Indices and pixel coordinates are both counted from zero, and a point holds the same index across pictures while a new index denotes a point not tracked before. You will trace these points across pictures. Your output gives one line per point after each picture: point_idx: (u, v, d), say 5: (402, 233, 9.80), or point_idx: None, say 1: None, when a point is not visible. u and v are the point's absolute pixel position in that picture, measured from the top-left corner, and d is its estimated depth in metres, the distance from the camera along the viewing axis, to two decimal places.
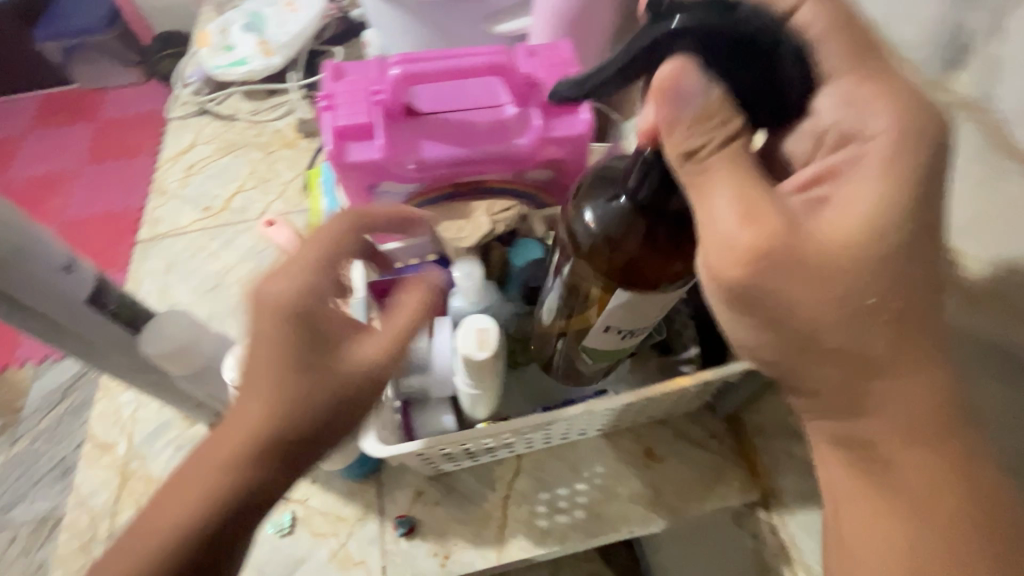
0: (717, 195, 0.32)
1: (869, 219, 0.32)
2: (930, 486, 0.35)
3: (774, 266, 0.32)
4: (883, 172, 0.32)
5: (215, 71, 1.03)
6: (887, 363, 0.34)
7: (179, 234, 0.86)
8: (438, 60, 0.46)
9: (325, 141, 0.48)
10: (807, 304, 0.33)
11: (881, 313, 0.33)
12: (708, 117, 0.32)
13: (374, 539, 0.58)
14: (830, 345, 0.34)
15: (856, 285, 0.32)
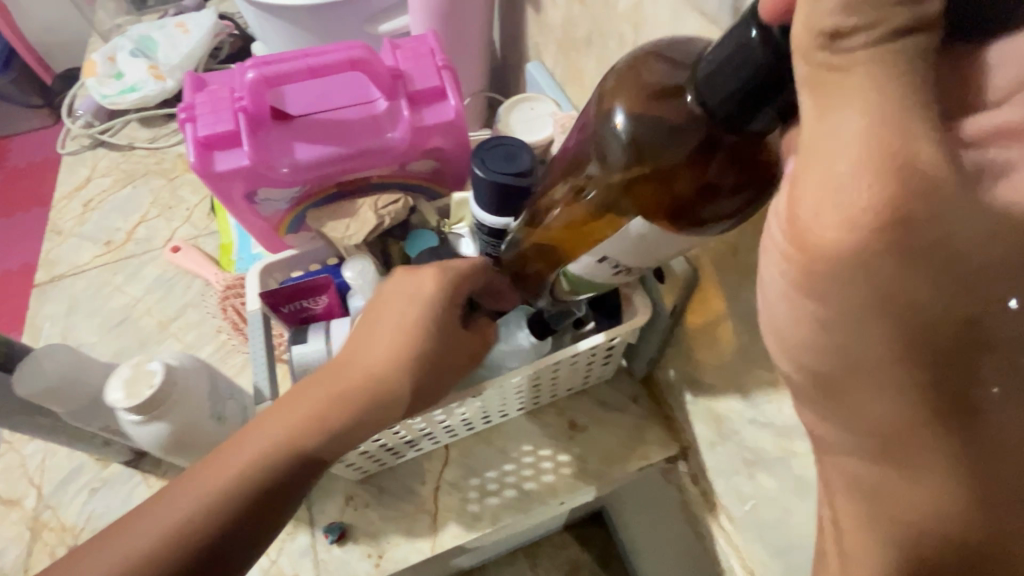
0: (844, 116, 0.20)
1: (1014, 217, 0.19)
2: (951, 525, 0.24)
3: (898, 262, 0.21)
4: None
5: (104, 101, 0.99)
6: (969, 395, 0.22)
7: (80, 273, 0.83)
8: (294, 62, 0.47)
9: (189, 152, 0.47)
10: (879, 321, 0.22)
11: (983, 360, 0.21)
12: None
13: (306, 551, 0.58)
14: (926, 376, 0.22)
15: (968, 317, 0.21)
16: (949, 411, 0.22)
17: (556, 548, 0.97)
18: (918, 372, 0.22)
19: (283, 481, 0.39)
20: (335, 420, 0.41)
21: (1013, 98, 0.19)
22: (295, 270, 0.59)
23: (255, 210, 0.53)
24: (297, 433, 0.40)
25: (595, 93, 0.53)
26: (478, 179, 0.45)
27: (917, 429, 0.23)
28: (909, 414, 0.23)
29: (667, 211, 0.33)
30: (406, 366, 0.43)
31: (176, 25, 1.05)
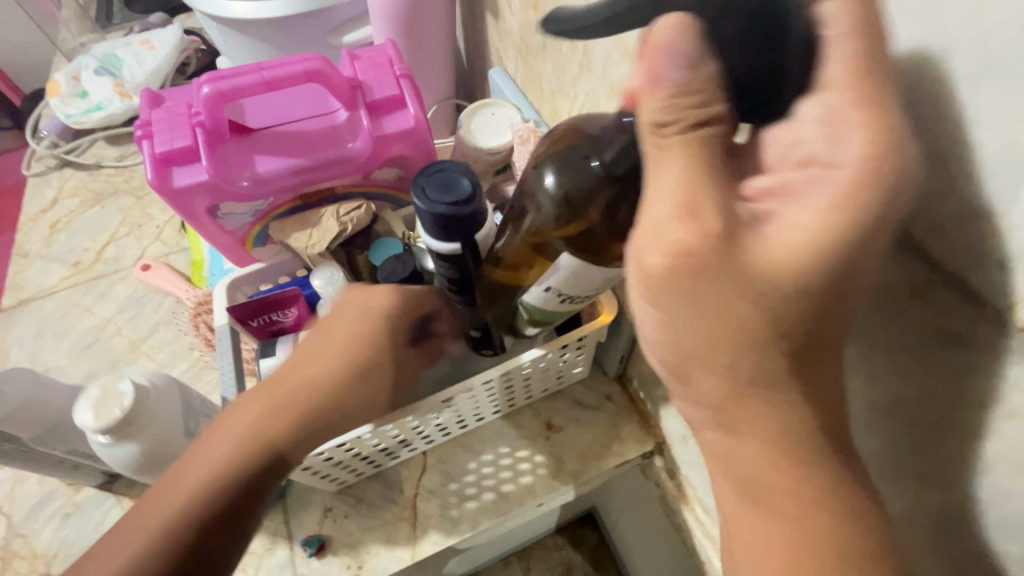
0: (665, 175, 0.26)
1: (805, 246, 0.24)
2: (795, 498, 0.28)
3: (696, 277, 0.26)
4: (843, 190, 0.23)
5: (69, 120, 0.98)
6: (770, 374, 0.27)
7: (49, 295, 0.81)
8: (250, 76, 0.47)
9: (147, 170, 0.47)
10: (700, 321, 0.27)
11: (778, 347, 0.26)
12: (692, 91, 0.24)
13: (284, 566, 0.57)
14: (735, 370, 0.27)
15: (761, 313, 0.26)
16: (757, 387, 0.27)
17: (549, 550, 0.98)
18: (738, 360, 0.27)
19: (284, 444, 0.42)
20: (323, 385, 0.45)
21: (782, 165, 0.25)
22: (263, 283, 0.58)
23: (218, 225, 0.53)
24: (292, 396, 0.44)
25: (554, 97, 0.54)
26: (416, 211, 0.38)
27: (748, 419, 0.28)
28: (729, 390, 0.28)
29: (585, 244, 0.36)
30: (359, 364, 0.47)
31: (142, 42, 1.04)
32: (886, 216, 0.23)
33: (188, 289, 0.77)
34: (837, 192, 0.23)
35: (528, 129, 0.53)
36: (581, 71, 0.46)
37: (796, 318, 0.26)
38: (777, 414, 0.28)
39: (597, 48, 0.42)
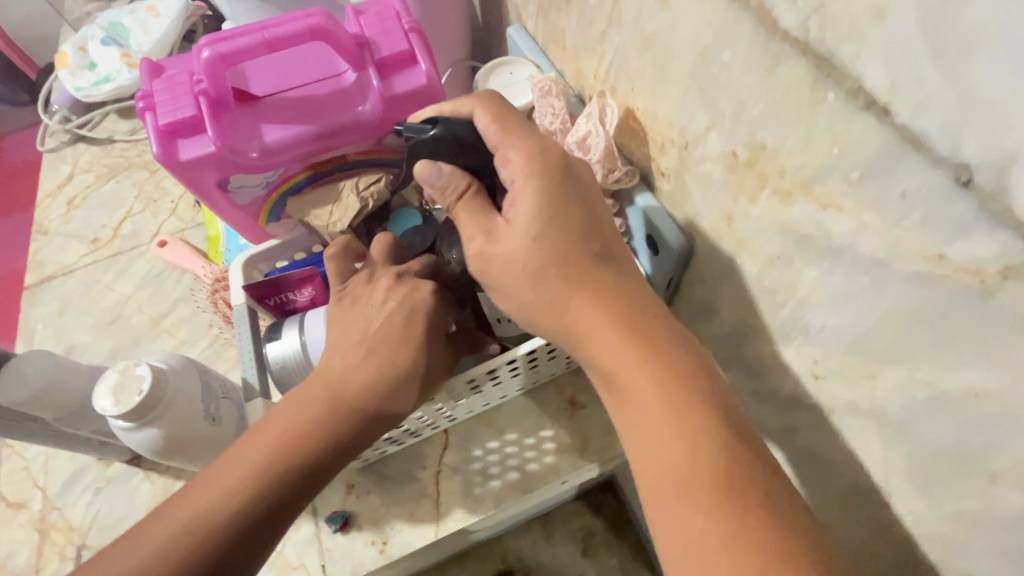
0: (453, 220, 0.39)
1: (532, 216, 0.35)
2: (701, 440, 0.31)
3: (488, 262, 0.37)
4: (527, 169, 0.36)
5: (78, 94, 0.96)
6: (566, 299, 0.35)
7: (70, 272, 0.82)
8: (250, 37, 0.44)
9: (151, 143, 0.45)
10: (508, 286, 0.36)
11: (563, 275, 0.35)
12: (447, 189, 0.39)
13: (310, 541, 0.58)
14: (553, 309, 0.36)
15: (531, 256, 0.35)
16: (560, 312, 0.35)
17: (569, 514, 0.91)
18: (552, 299, 0.35)
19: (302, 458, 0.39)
20: (341, 398, 0.40)
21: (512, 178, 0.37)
22: (280, 260, 0.57)
23: (230, 200, 0.51)
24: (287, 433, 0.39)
25: (577, 55, 0.49)
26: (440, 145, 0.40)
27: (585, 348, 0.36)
28: (557, 318, 0.36)
29: None
30: (408, 342, 0.42)
31: (147, 9, 1.00)
32: (559, 195, 0.36)
33: (204, 265, 0.77)
34: (534, 172, 0.36)
35: (549, 80, 0.49)
36: (608, 25, 0.42)
37: (575, 250, 0.36)
38: (600, 311, 0.35)
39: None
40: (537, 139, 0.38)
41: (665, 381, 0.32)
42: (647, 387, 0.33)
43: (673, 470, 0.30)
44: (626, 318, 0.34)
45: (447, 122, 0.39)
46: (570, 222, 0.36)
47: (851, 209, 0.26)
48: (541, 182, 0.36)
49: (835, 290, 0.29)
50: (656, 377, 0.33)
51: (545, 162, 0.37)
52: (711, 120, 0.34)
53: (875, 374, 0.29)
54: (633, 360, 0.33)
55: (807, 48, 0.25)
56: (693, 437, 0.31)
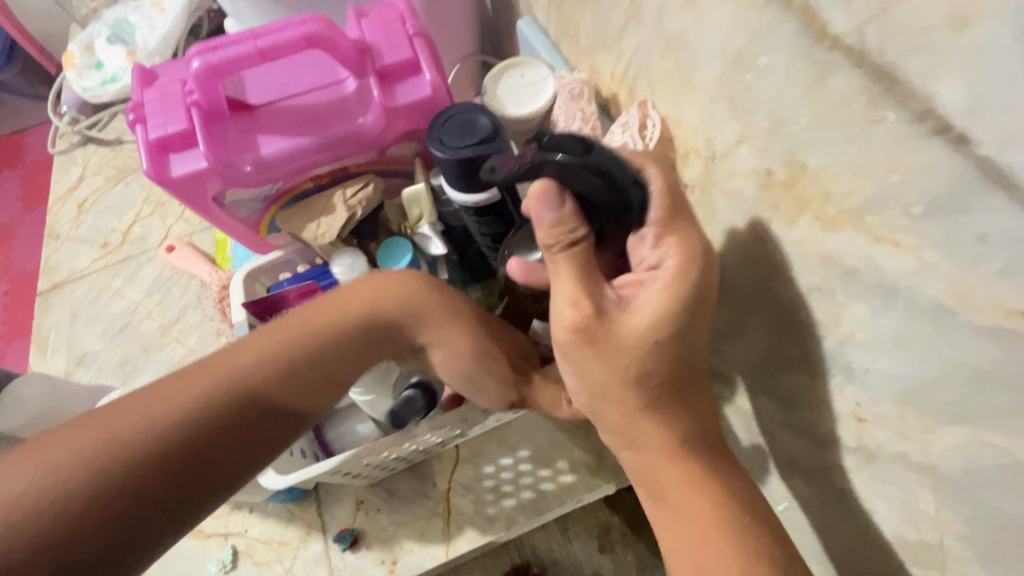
0: (559, 282, 0.33)
1: (661, 312, 0.32)
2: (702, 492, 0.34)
3: (595, 340, 0.33)
4: (673, 279, 0.32)
5: (86, 95, 0.95)
6: (655, 402, 0.34)
7: (81, 278, 0.81)
8: (242, 46, 0.41)
9: (142, 158, 0.43)
10: (598, 367, 0.33)
11: (662, 380, 0.34)
12: (562, 225, 0.32)
13: (320, 558, 0.56)
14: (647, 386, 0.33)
15: (645, 358, 0.33)
16: (646, 413, 0.34)
17: (584, 511, 0.85)
18: (652, 386, 0.34)
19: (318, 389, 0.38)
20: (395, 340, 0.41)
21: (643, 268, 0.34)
22: (283, 273, 0.55)
23: (227, 214, 0.48)
24: (324, 343, 0.38)
25: (593, 52, 0.45)
26: (441, 162, 0.42)
27: (644, 415, 0.34)
28: (629, 414, 0.34)
29: None
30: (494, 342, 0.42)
31: (152, 5, 0.97)
32: (697, 298, 0.33)
33: (211, 271, 0.75)
34: (673, 270, 0.32)
35: (579, 82, 0.45)
36: (626, 22, 0.38)
37: (679, 358, 0.34)
38: (678, 415, 0.34)
39: None
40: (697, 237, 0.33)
41: (703, 479, 0.34)
42: (680, 475, 0.34)
43: (688, 542, 0.33)
44: (687, 423, 0.35)
45: (602, 151, 0.31)
46: (698, 327, 0.33)
47: (911, 246, 0.22)
48: (678, 296, 0.32)
49: (886, 332, 0.26)
50: (694, 476, 0.34)
51: (690, 272, 0.33)
52: (743, 132, 0.30)
53: (931, 429, 0.25)
54: (686, 453, 0.34)
55: (864, 59, 0.21)
56: (713, 521, 0.33)
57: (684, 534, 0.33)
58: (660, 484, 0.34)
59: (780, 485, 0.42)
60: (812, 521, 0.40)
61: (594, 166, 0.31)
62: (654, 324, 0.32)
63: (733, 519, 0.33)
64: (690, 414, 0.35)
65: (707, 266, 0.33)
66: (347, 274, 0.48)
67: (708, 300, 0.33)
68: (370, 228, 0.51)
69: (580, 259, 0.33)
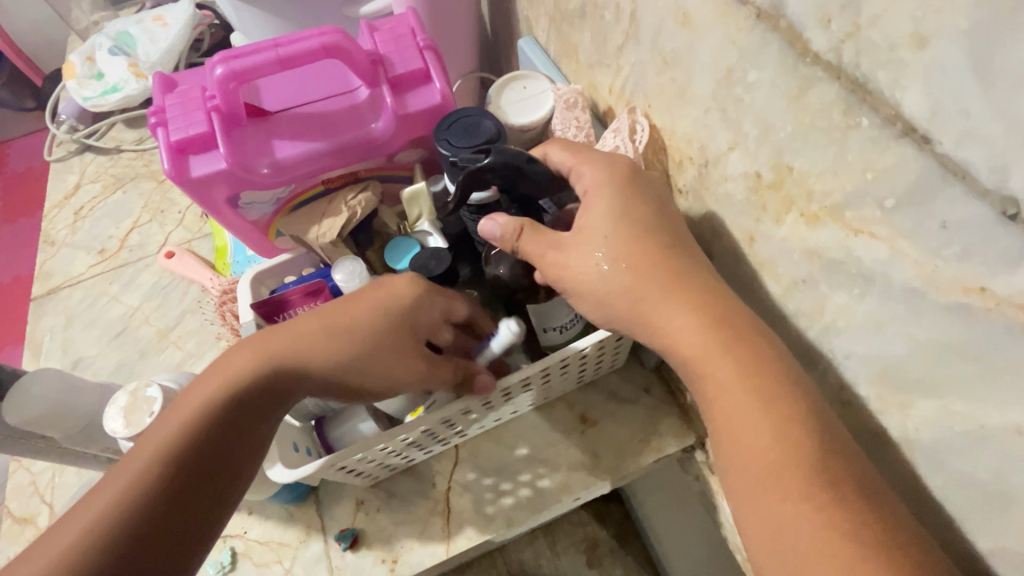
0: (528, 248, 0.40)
1: (608, 206, 0.37)
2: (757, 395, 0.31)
3: (565, 262, 0.38)
4: (602, 182, 0.38)
5: (86, 104, 0.96)
6: (653, 269, 0.35)
7: (77, 283, 0.81)
8: (263, 55, 0.43)
9: (163, 159, 0.44)
10: (580, 276, 0.37)
11: (645, 255, 0.36)
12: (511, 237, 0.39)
13: (319, 559, 0.57)
14: (636, 262, 0.36)
15: (615, 243, 0.36)
16: (662, 289, 0.35)
17: (573, 524, 0.86)
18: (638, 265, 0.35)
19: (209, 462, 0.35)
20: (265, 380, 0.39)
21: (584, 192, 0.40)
22: (289, 275, 0.57)
23: (239, 215, 0.50)
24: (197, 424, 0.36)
25: (591, 69, 0.49)
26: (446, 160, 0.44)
27: (656, 296, 0.35)
28: (638, 306, 0.35)
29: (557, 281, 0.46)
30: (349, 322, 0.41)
31: (154, 19, 1.00)
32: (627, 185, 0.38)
33: (212, 277, 0.75)
34: (597, 177, 0.39)
35: (573, 92, 0.49)
36: (625, 41, 0.41)
37: (646, 235, 0.36)
38: (683, 276, 0.35)
39: (645, 15, 0.37)
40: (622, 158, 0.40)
41: (752, 359, 0.31)
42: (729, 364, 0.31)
43: (762, 465, 0.29)
44: (706, 300, 0.34)
45: (499, 150, 0.41)
46: (648, 208, 0.37)
47: (885, 236, 0.25)
48: (607, 187, 0.38)
49: (865, 317, 0.28)
50: (739, 355, 0.31)
51: (611, 173, 0.38)
52: (734, 139, 0.33)
53: (907, 404, 0.28)
54: (709, 309, 0.33)
55: (841, 72, 0.24)
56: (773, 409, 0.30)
57: (751, 431, 0.30)
58: (713, 394, 0.32)
59: None
60: None
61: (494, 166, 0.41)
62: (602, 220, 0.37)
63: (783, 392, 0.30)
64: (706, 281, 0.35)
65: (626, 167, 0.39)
66: (348, 280, 0.48)
67: (641, 186, 0.38)
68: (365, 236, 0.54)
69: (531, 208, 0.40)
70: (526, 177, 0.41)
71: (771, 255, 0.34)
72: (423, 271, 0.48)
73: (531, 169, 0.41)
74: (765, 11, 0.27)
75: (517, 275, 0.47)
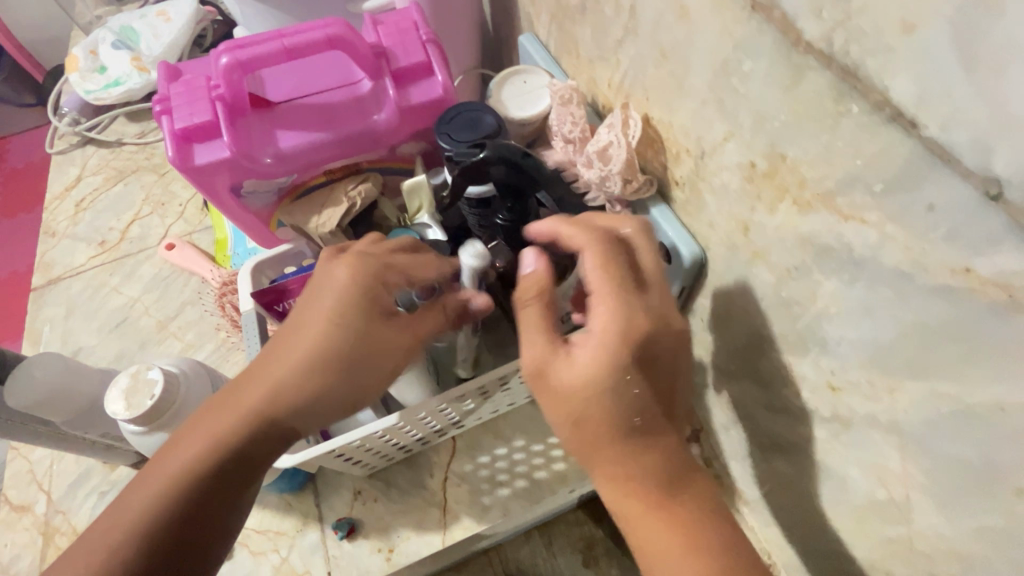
0: (526, 340, 0.37)
1: (604, 350, 0.35)
2: (674, 544, 0.35)
3: (543, 389, 0.36)
4: (611, 318, 0.35)
5: (89, 97, 0.96)
6: (623, 434, 0.35)
7: (77, 274, 0.82)
8: (268, 45, 0.44)
9: (167, 147, 0.45)
10: (552, 410, 0.36)
11: (619, 419, 0.35)
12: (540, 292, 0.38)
13: (316, 548, 0.57)
14: (610, 420, 0.35)
15: (598, 401, 0.35)
16: (626, 444, 0.36)
17: (569, 524, 0.84)
18: (609, 420, 0.35)
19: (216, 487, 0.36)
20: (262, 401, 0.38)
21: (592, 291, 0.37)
22: (290, 265, 0.57)
23: (241, 204, 0.51)
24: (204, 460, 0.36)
25: (591, 65, 0.49)
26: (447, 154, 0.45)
27: (612, 446, 0.36)
28: (587, 452, 0.36)
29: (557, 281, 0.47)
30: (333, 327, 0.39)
31: (157, 14, 1.00)
32: (634, 339, 0.35)
33: (212, 269, 0.76)
34: (609, 331, 0.35)
35: (569, 88, 0.49)
36: (624, 35, 0.42)
37: (630, 403, 0.35)
38: (649, 442, 0.36)
39: (643, 10, 0.38)
40: (660, 304, 0.37)
41: (681, 523, 0.35)
42: (657, 523, 0.35)
43: None
44: (658, 468, 0.36)
45: (495, 144, 0.42)
46: (651, 372, 0.36)
47: (874, 221, 0.26)
48: (618, 333, 0.35)
49: (855, 302, 0.29)
50: (671, 519, 0.35)
51: (626, 332, 0.35)
52: (729, 130, 0.34)
53: (896, 388, 0.29)
54: (656, 473, 0.36)
55: (832, 60, 0.25)
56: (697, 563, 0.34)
57: (673, 573, 0.34)
58: (639, 535, 0.36)
59: (763, 467, 0.46)
60: (794, 499, 0.43)
61: (490, 158, 0.42)
62: (587, 373, 0.35)
63: (710, 548, 0.35)
64: (669, 445, 0.36)
65: (646, 330, 0.35)
66: None
67: (652, 349, 0.36)
68: (365, 226, 0.54)
69: (529, 318, 0.38)
70: (519, 167, 0.43)
71: (766, 244, 0.35)
72: None
73: (524, 160, 0.42)
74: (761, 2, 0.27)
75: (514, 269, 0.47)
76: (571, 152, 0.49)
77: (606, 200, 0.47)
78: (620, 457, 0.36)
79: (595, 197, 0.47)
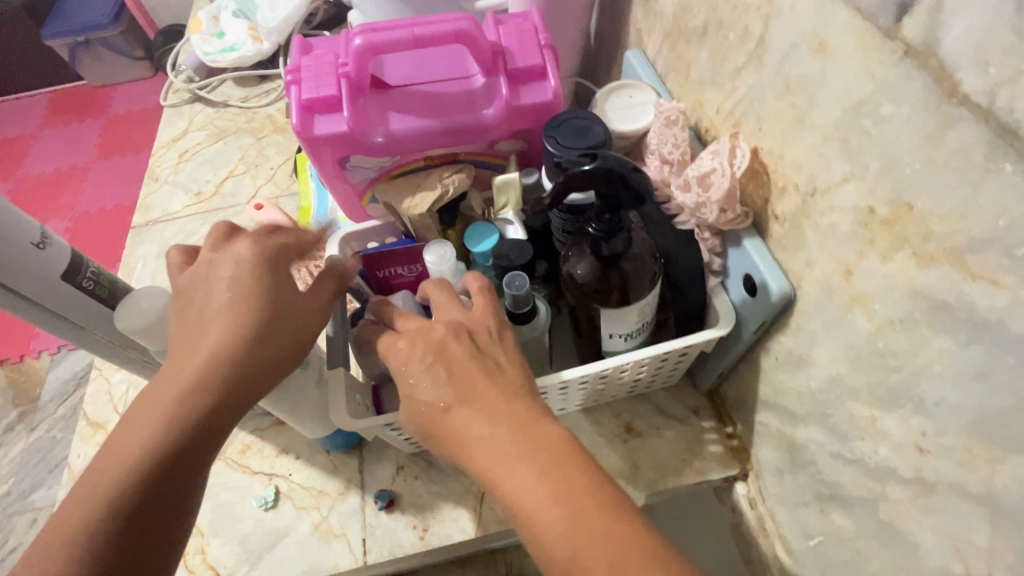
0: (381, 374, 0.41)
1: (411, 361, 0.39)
2: (529, 473, 0.31)
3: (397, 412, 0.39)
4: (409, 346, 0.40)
5: (205, 58, 1.03)
6: (453, 397, 0.36)
7: (172, 219, 0.88)
8: (400, 32, 0.46)
9: (293, 115, 0.48)
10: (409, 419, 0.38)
11: (441, 396, 0.36)
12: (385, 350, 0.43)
13: (355, 513, 0.59)
14: (435, 399, 0.36)
15: (422, 394, 0.37)
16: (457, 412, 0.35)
17: None
18: (436, 398, 0.36)
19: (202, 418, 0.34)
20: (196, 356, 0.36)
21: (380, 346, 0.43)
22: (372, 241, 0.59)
23: (343, 177, 0.53)
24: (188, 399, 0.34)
25: (701, 87, 0.50)
26: (551, 155, 0.47)
27: (444, 422, 0.36)
28: (438, 439, 0.36)
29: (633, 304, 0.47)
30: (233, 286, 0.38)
31: None
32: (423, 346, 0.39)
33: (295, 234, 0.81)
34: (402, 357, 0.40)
35: (676, 109, 0.48)
36: (746, 63, 0.42)
37: (441, 385, 0.37)
38: (482, 400, 0.35)
39: (774, 40, 0.38)
40: (429, 323, 0.41)
41: (532, 453, 0.32)
42: (513, 464, 0.32)
43: (533, 524, 0.30)
44: (492, 414, 0.34)
45: (604, 157, 0.42)
46: (452, 365, 0.37)
47: (1008, 285, 0.25)
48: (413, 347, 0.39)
49: (969, 364, 0.28)
50: (518, 450, 0.32)
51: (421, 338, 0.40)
52: (851, 171, 0.33)
53: (997, 462, 0.28)
54: (493, 422, 0.34)
55: (989, 115, 0.24)
56: (548, 484, 0.31)
57: (530, 505, 0.30)
58: (501, 488, 0.32)
59: (823, 516, 0.44)
60: (852, 555, 0.41)
61: (598, 170, 0.42)
62: (401, 394, 0.39)
63: (565, 470, 0.31)
64: (488, 403, 0.35)
65: (441, 334, 0.40)
66: (438, 264, 0.50)
67: (459, 342, 0.39)
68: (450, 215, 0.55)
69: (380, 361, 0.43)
70: (622, 180, 0.43)
71: (870, 291, 0.34)
72: (503, 260, 0.50)
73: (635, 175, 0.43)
74: (920, 48, 0.27)
75: (592, 282, 0.46)
76: (666, 172, 0.49)
77: (696, 225, 0.47)
78: (457, 419, 0.35)
79: (685, 221, 0.47)
